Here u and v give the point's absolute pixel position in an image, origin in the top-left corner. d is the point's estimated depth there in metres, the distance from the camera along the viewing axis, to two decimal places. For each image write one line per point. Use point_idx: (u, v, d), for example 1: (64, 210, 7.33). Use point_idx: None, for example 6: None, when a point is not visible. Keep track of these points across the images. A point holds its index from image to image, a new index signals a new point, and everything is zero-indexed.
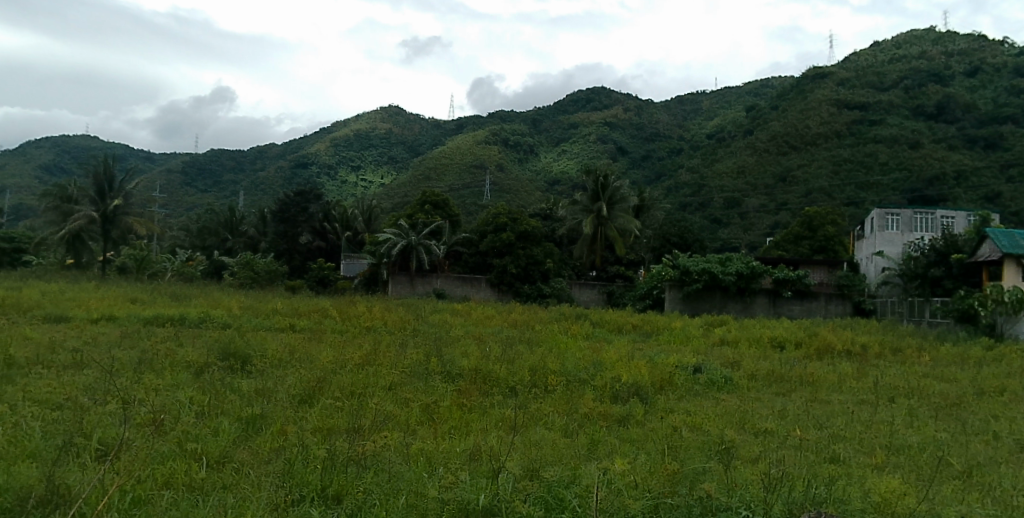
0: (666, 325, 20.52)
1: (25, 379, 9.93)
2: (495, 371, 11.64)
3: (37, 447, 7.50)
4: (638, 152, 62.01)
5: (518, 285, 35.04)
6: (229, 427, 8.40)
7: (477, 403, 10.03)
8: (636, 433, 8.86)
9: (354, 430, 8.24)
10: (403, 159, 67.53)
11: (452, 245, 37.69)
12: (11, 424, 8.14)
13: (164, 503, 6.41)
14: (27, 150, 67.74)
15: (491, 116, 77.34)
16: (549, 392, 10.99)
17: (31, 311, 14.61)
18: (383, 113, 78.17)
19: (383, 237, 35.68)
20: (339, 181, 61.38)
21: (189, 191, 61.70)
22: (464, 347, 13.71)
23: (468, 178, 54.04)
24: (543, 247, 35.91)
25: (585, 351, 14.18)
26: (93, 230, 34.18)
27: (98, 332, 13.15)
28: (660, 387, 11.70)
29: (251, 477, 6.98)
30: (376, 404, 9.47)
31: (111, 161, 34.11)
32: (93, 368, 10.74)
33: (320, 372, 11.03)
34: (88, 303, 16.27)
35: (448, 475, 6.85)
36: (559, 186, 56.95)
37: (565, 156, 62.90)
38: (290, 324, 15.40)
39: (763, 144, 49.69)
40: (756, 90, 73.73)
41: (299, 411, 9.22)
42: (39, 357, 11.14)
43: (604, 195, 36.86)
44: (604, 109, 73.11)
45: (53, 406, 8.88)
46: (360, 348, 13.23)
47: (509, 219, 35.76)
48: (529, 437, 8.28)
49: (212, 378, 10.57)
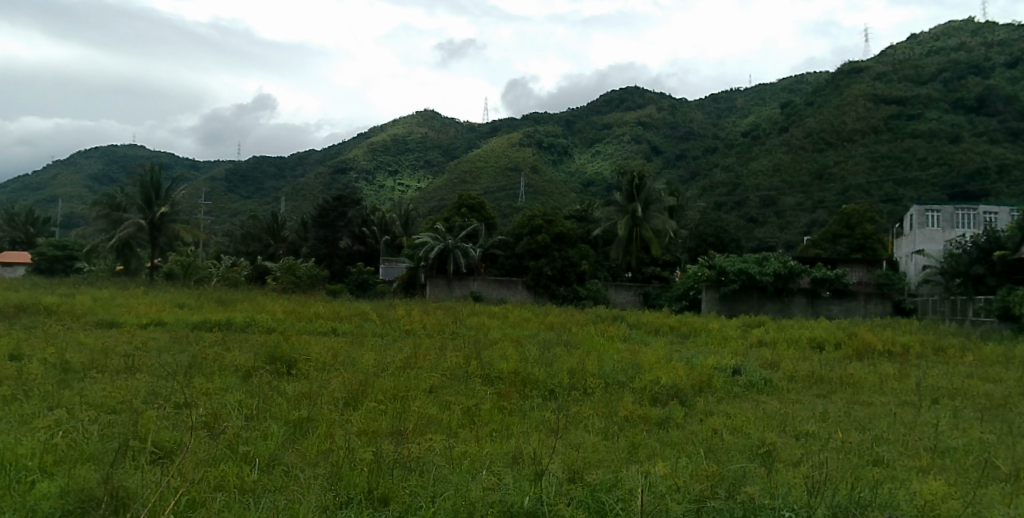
0: (703, 326, 20.48)
1: (81, 384, 10.29)
2: (533, 374, 11.75)
3: (94, 451, 7.80)
4: (672, 152, 61.54)
5: (554, 287, 35.10)
6: (278, 430, 8.65)
7: (517, 406, 10.16)
8: (676, 436, 8.91)
9: (398, 433, 8.42)
10: (439, 162, 67.76)
11: (488, 247, 37.98)
12: (69, 428, 8.45)
13: (218, 506, 6.63)
14: (78, 160, 69.65)
15: (525, 118, 77.42)
16: (588, 394, 11.08)
17: (84, 318, 15.04)
18: (419, 117, 78.81)
19: (420, 240, 36.03)
20: (376, 186, 62.09)
21: (234, 197, 62.94)
22: (502, 349, 13.86)
23: (503, 181, 54.39)
24: (579, 248, 35.90)
25: (623, 353, 14.21)
26: (141, 237, 35.07)
27: (149, 337, 13.51)
28: (700, 389, 11.74)
29: (300, 480, 7.17)
30: (420, 407, 9.63)
31: (158, 169, 34.69)
32: (145, 373, 11.06)
33: (363, 376, 11.25)
34: (137, 308, 16.76)
35: (492, 477, 7.01)
36: (593, 187, 56.97)
37: (600, 157, 62.82)
38: (332, 328, 15.65)
39: (799, 141, 49.12)
40: (792, 85, 72.92)
41: (345, 414, 9.43)
42: (93, 362, 11.52)
43: (640, 196, 36.75)
44: (638, 109, 72.79)
45: (108, 410, 9.19)
46: (400, 352, 13.42)
47: (545, 220, 35.84)
48: (570, 440, 8.39)
49: (260, 382, 10.85)
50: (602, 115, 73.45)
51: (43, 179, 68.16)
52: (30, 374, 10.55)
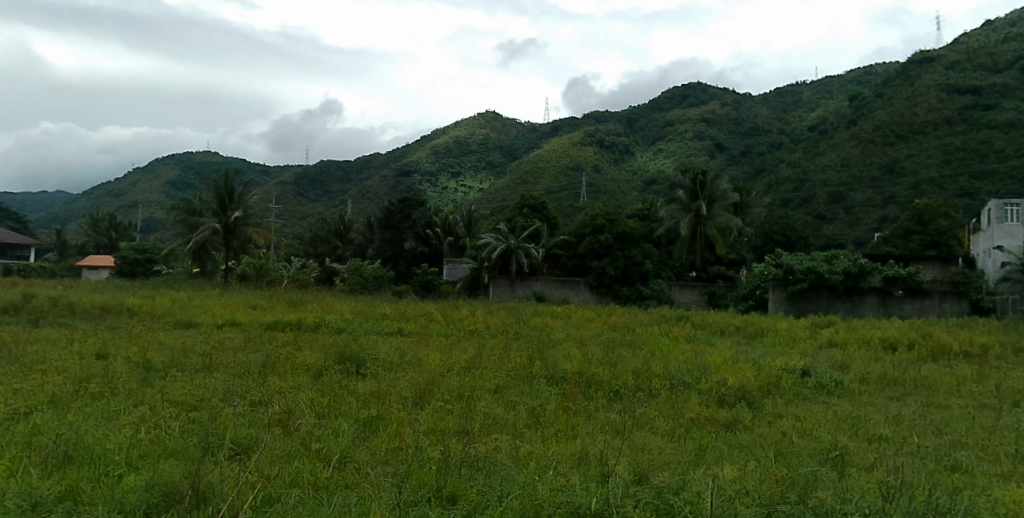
0: (770, 326, 20.11)
1: (162, 382, 10.75)
2: (598, 374, 11.76)
3: (176, 447, 8.14)
4: (737, 148, 60.46)
5: (617, 287, 34.87)
6: (348, 428, 8.89)
7: (582, 407, 10.17)
8: (744, 439, 8.81)
9: (466, 433, 8.53)
10: (501, 162, 68.05)
11: (550, 247, 38.06)
12: (154, 424, 8.83)
13: (293, 503, 6.83)
14: (157, 167, 72.37)
15: (586, 117, 77.13)
16: (654, 396, 11.02)
17: (164, 318, 15.66)
18: (481, 118, 79.38)
19: (484, 241, 36.43)
20: (440, 188, 62.79)
21: (303, 201, 64.52)
22: (566, 350, 13.93)
23: (564, 181, 54.41)
24: (642, 247, 35.60)
25: (688, 354, 14.08)
26: (216, 241, 36.24)
27: (224, 337, 13.98)
28: (768, 391, 11.55)
29: (370, 477, 7.35)
30: (486, 407, 9.75)
31: (231, 174, 35.61)
32: (222, 371, 11.46)
33: (430, 375, 11.44)
34: (214, 309, 17.36)
35: (559, 478, 7.06)
36: (656, 186, 56.39)
37: (662, 154, 62.20)
38: (399, 328, 15.92)
39: (868, 135, 47.67)
40: (861, 76, 70.80)
41: (413, 413, 9.63)
42: (174, 361, 12.00)
43: (703, 194, 36.33)
44: (701, 106, 71.75)
45: (188, 408, 9.57)
46: (466, 352, 13.58)
47: (607, 220, 35.66)
48: (636, 442, 8.36)
49: (330, 381, 11.16)
50: (665, 112, 72.68)
51: (124, 185, 71.04)
52: (115, 371, 11.08)
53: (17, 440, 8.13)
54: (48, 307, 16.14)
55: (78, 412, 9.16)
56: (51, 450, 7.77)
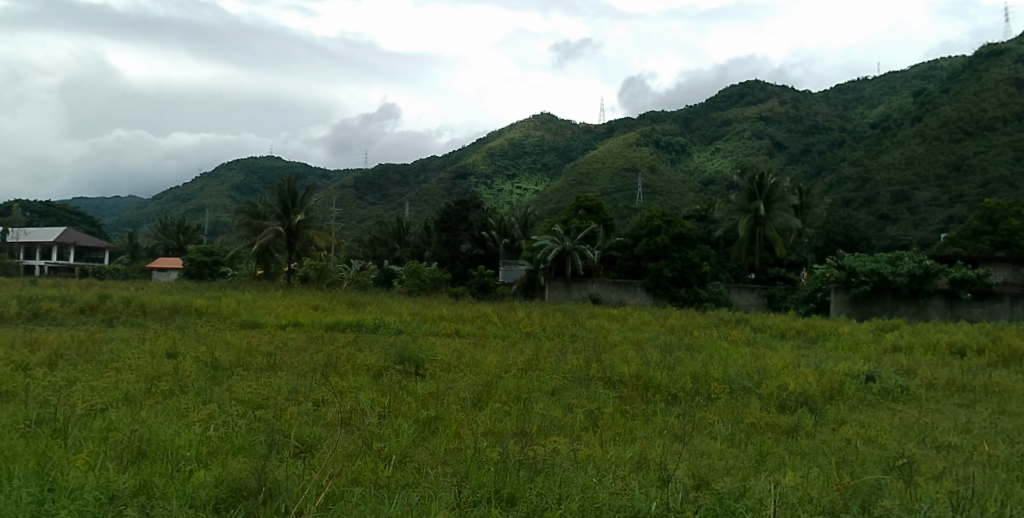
0: (832, 330, 19.62)
1: (228, 380, 11.08)
2: (656, 378, 11.69)
3: (242, 444, 8.40)
4: (796, 147, 59.15)
5: (674, 289, 34.53)
6: (409, 427, 9.06)
7: (640, 410, 10.16)
8: (806, 445, 8.67)
9: (524, 435, 8.59)
10: (557, 164, 67.91)
11: (606, 249, 37.95)
12: (221, 422, 9.13)
13: (356, 500, 6.99)
14: (223, 172, 74.54)
15: (642, 118, 76.49)
16: (712, 400, 10.91)
17: (230, 318, 16.16)
18: (536, 120, 79.46)
19: (539, 243, 36.50)
20: (496, 190, 63.17)
21: (361, 204, 65.80)
22: (623, 352, 13.89)
23: (620, 182, 54.26)
24: (700, 249, 35.20)
25: (747, 357, 13.90)
26: (279, 243, 37.12)
27: (288, 337, 14.35)
28: (830, 396, 11.34)
29: (430, 477, 7.47)
30: (543, 409, 9.80)
31: (294, 178, 36.49)
32: (286, 370, 11.76)
33: (487, 376, 11.56)
34: (279, 310, 17.86)
35: (619, 481, 7.09)
36: (713, 186, 55.60)
37: (720, 154, 61.32)
38: (455, 329, 16.14)
39: (933, 132, 46.20)
40: (926, 71, 68.62)
41: (471, 414, 9.74)
42: (239, 360, 12.36)
43: (762, 194, 35.78)
44: (759, 104, 70.56)
45: (254, 406, 9.86)
46: (522, 353, 13.65)
47: (664, 221, 35.35)
48: (695, 446, 8.32)
49: (391, 381, 11.37)
50: (722, 111, 71.66)
51: (192, 190, 73.38)
52: (184, 370, 11.47)
53: (94, 435, 8.49)
54: (122, 308, 16.76)
55: (150, 409, 9.51)
56: (127, 445, 8.10)
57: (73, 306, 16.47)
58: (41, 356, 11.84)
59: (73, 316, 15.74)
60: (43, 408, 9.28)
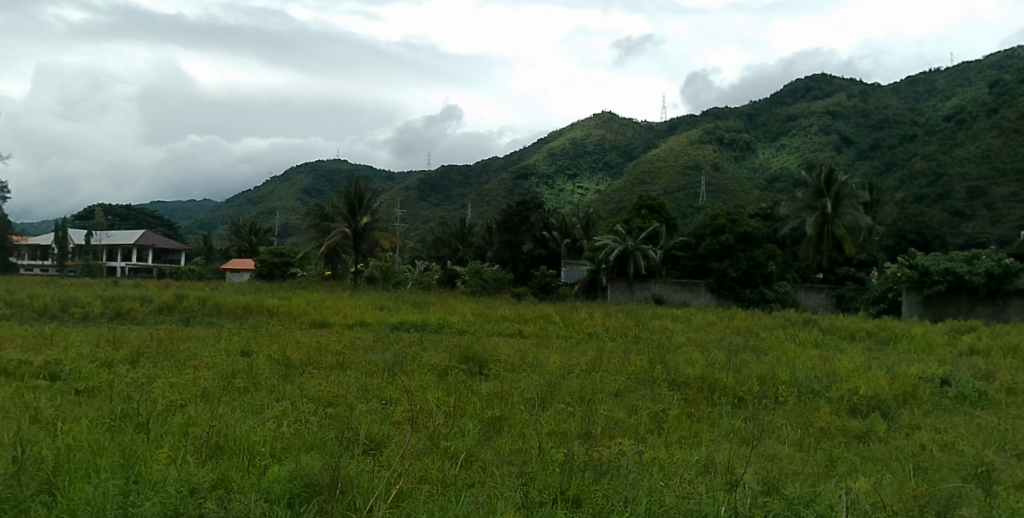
0: (904, 332, 19.07)
1: (300, 378, 11.40)
2: (721, 380, 11.56)
3: (314, 441, 8.65)
4: (865, 142, 57.36)
5: (739, 289, 33.98)
6: (474, 427, 9.17)
7: (706, 413, 10.07)
8: (878, 450, 8.49)
9: (588, 436, 8.61)
10: (619, 163, 67.44)
11: (669, 248, 37.57)
12: (294, 418, 9.42)
13: (424, 497, 7.14)
14: (291, 176, 76.44)
15: (704, 115, 75.50)
16: (781, 403, 10.74)
17: (300, 318, 16.65)
18: (598, 119, 79.15)
19: (601, 243, 36.38)
20: (557, 190, 63.25)
21: (425, 206, 67.02)
22: (688, 353, 13.79)
23: (682, 180, 53.77)
24: (766, 248, 34.54)
25: (816, 359, 13.64)
26: (346, 245, 37.87)
27: (354, 336, 14.69)
28: (903, 400, 11.04)
29: (496, 476, 7.58)
30: (607, 410, 9.81)
31: (361, 180, 37.19)
32: (354, 369, 12.04)
33: (552, 377, 11.61)
34: (346, 310, 18.28)
35: (686, 484, 7.09)
36: (779, 183, 54.46)
37: (785, 151, 60.03)
38: (519, 328, 16.28)
39: (1011, 124, 44.42)
40: (1004, 60, 65.89)
41: (535, 414, 9.80)
42: (309, 358, 12.71)
43: (830, 191, 35.12)
44: (826, 98, 68.92)
45: (324, 404, 10.14)
46: (585, 354, 13.66)
47: (728, 220, 34.79)
48: (764, 450, 8.22)
49: (455, 381, 11.52)
50: (787, 106, 70.21)
51: (263, 193, 75.50)
52: (257, 368, 11.84)
53: (174, 429, 8.86)
54: (197, 307, 17.38)
55: (226, 405, 9.87)
56: (205, 440, 8.41)
57: (152, 305, 17.14)
58: (124, 353, 12.38)
59: (153, 315, 16.41)
60: (128, 404, 9.72)
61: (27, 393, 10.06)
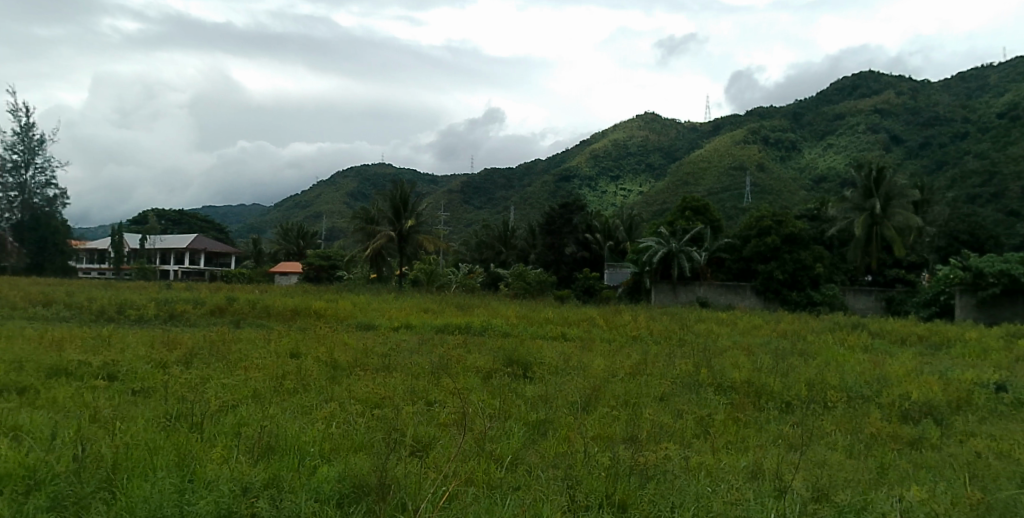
0: (958, 336, 18.61)
1: (346, 380, 11.57)
2: (769, 385, 11.42)
3: (362, 442, 8.79)
4: (915, 140, 56.02)
5: (786, 292, 33.53)
6: (519, 430, 9.21)
7: (753, 418, 9.98)
8: (932, 458, 8.32)
9: (633, 441, 8.59)
10: (662, 164, 66.94)
11: (714, 251, 37.19)
12: (342, 419, 9.58)
13: (470, 499, 7.20)
14: (337, 180, 77.58)
15: (748, 114, 74.58)
16: (830, 408, 10.58)
17: (347, 320, 16.92)
18: (640, 120, 78.73)
19: (644, 245, 36.16)
20: (600, 192, 63.11)
21: (468, 209, 67.41)
22: (734, 357, 13.66)
23: (727, 181, 53.33)
24: (813, 249, 34.00)
25: (866, 364, 13.37)
26: (391, 248, 38.29)
27: (400, 338, 14.88)
28: (957, 407, 10.80)
29: (541, 479, 7.62)
30: (652, 414, 9.78)
31: (405, 184, 37.53)
32: (399, 372, 12.17)
33: (596, 381, 11.60)
34: (391, 312, 18.49)
35: (734, 491, 7.05)
36: (826, 183, 53.52)
37: (832, 150, 58.97)
38: (562, 332, 16.30)
39: None
40: None
41: (580, 417, 9.82)
42: (357, 360, 12.89)
43: (879, 191, 34.49)
44: (874, 96, 67.57)
45: (371, 405, 10.30)
46: (629, 358, 13.61)
47: (774, 221, 34.32)
48: (813, 456, 8.12)
49: (499, 384, 11.58)
50: (834, 105, 69.02)
51: (309, 197, 76.72)
52: (306, 369, 12.06)
53: (227, 429, 9.08)
54: (247, 310, 17.73)
55: (276, 406, 10.07)
56: (257, 440, 8.60)
57: (204, 308, 17.53)
58: (178, 354, 12.71)
59: (205, 317, 16.82)
60: (182, 404, 9.97)
61: (87, 393, 10.38)
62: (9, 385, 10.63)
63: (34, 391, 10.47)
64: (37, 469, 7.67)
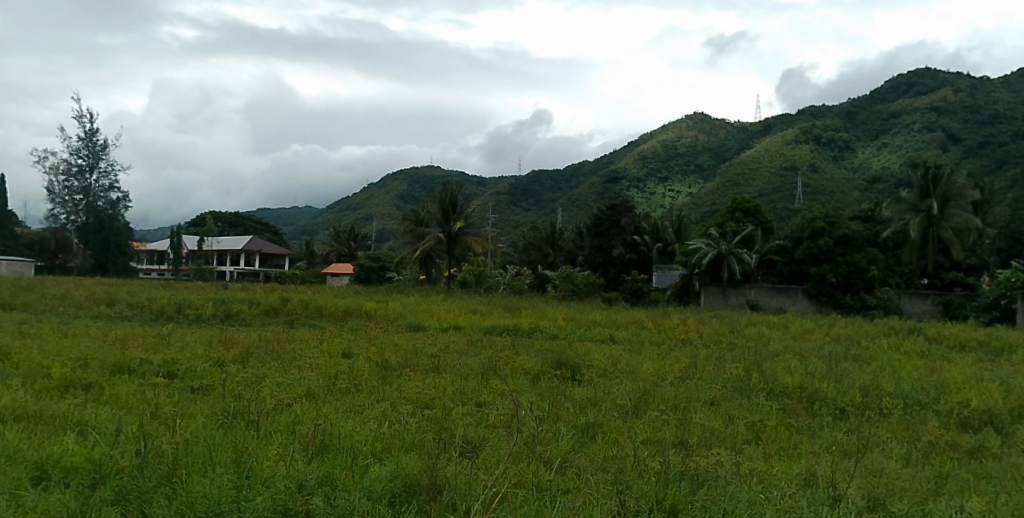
0: (1020, 342, 18.06)
1: (397, 381, 11.75)
2: (822, 390, 11.26)
3: (413, 442, 8.93)
4: (974, 138, 54.32)
5: (839, 295, 32.91)
6: (568, 432, 9.25)
7: (806, 424, 9.85)
8: (992, 468, 8.12)
9: (684, 445, 8.55)
10: (711, 164, 66.14)
11: (764, 253, 36.61)
12: (393, 420, 9.73)
13: (520, 500, 7.25)
14: (387, 183, 78.51)
15: (800, 114, 73.31)
16: (885, 415, 10.39)
17: (397, 321, 17.16)
18: (689, 120, 77.96)
19: (693, 247, 35.81)
20: (648, 193, 62.75)
21: (515, 210, 67.60)
22: (786, 362, 13.48)
23: (778, 182, 52.58)
24: (867, 252, 33.28)
25: (922, 371, 13.04)
26: (440, 249, 38.60)
27: (449, 339, 15.04)
28: (1019, 415, 10.50)
29: (591, 482, 7.65)
30: (703, 419, 9.73)
31: (454, 186, 37.79)
32: (449, 373, 12.30)
33: (645, 384, 11.55)
34: (440, 313, 18.66)
35: (787, 499, 6.98)
36: (880, 183, 52.31)
37: (886, 150, 57.60)
38: (610, 334, 16.25)
39: None
40: None
41: (629, 421, 9.82)
42: (407, 361, 13.07)
43: (936, 191, 33.65)
44: (930, 93, 65.88)
45: (422, 405, 10.44)
46: (678, 361, 13.54)
47: (827, 223, 33.72)
48: (868, 463, 8.00)
49: (547, 386, 11.64)
50: (889, 103, 67.50)
51: (360, 200, 77.78)
52: (358, 369, 12.27)
53: (283, 427, 9.29)
54: (300, 310, 18.07)
55: (329, 405, 10.25)
56: (311, 438, 8.79)
57: (259, 308, 17.93)
58: (234, 353, 13.02)
59: (259, 317, 17.21)
60: (240, 402, 10.23)
61: (148, 390, 10.73)
62: (75, 381, 11.03)
63: (98, 388, 10.85)
64: (102, 463, 7.95)
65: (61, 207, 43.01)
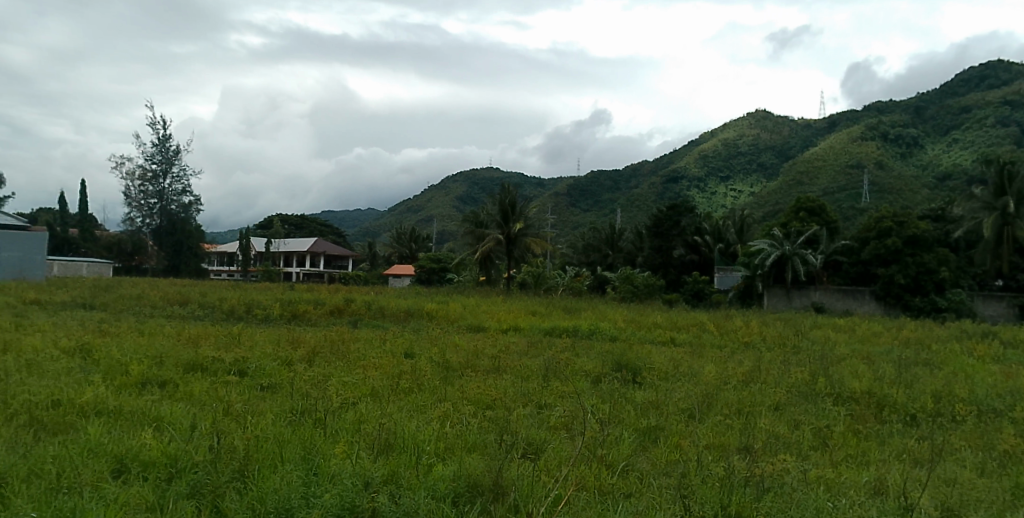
0: None
1: (458, 381, 11.90)
2: (892, 396, 10.99)
3: (475, 442, 9.04)
4: None
5: (908, 297, 32.01)
6: (630, 435, 9.24)
7: (874, 431, 9.63)
8: None
9: (749, 450, 8.47)
10: (774, 163, 64.93)
11: (829, 253, 35.79)
12: (456, 420, 9.87)
13: (582, 503, 7.28)
14: (447, 185, 79.28)
15: (867, 109, 71.30)
16: (958, 423, 10.08)
17: (458, 322, 17.37)
18: (751, 118, 76.69)
19: (756, 247, 35.25)
20: (709, 193, 62.00)
21: (574, 211, 67.47)
22: (853, 366, 13.20)
23: (844, 180, 51.30)
24: (938, 252, 32.24)
25: (998, 377, 12.61)
26: (499, 251, 38.87)
27: (509, 340, 15.15)
28: None
29: (654, 487, 7.65)
30: (767, 423, 9.61)
31: (513, 188, 38.03)
32: (510, 373, 12.40)
33: (708, 388, 11.46)
34: (501, 315, 18.80)
35: (855, 508, 6.85)
36: (952, 180, 50.57)
37: (958, 146, 55.67)
38: (671, 336, 16.13)
39: None
40: None
41: (692, 424, 9.76)
42: (468, 361, 13.23)
43: (1011, 188, 32.47)
44: (1005, 86, 63.30)
45: (484, 406, 10.55)
46: (741, 364, 13.39)
47: (895, 223, 32.85)
48: (941, 472, 7.79)
49: (609, 388, 11.64)
50: (961, 97, 65.13)
51: (421, 202, 78.67)
52: (421, 369, 12.46)
53: (348, 425, 9.51)
54: (365, 311, 18.43)
55: (393, 405, 10.42)
56: (376, 436, 8.97)
57: (325, 308, 18.35)
58: (301, 353, 13.35)
59: (326, 317, 17.64)
60: (307, 400, 10.51)
61: (221, 388, 11.10)
62: (152, 378, 11.47)
63: (174, 385, 11.28)
64: (178, 458, 8.26)
65: (137, 210, 44.82)
